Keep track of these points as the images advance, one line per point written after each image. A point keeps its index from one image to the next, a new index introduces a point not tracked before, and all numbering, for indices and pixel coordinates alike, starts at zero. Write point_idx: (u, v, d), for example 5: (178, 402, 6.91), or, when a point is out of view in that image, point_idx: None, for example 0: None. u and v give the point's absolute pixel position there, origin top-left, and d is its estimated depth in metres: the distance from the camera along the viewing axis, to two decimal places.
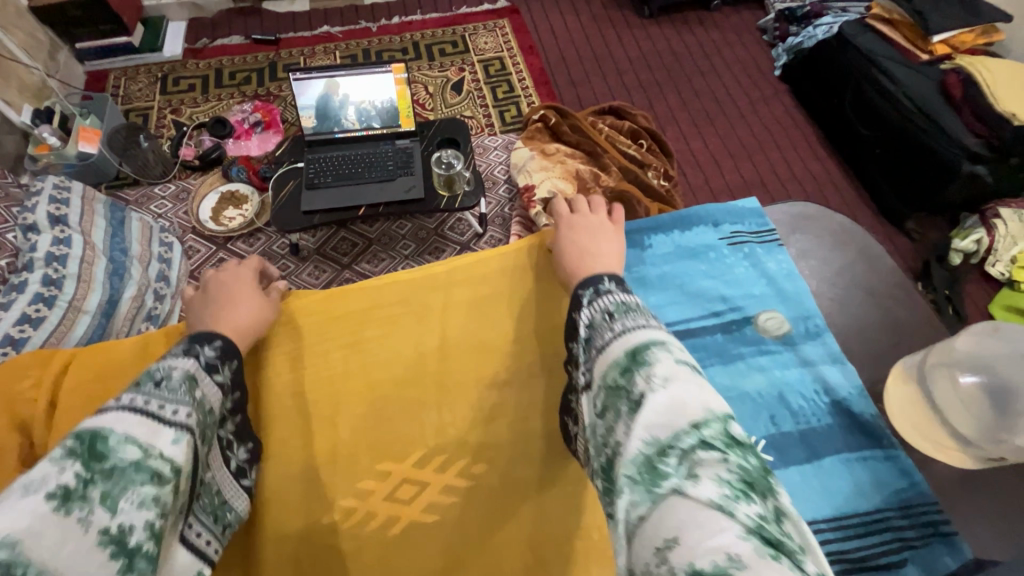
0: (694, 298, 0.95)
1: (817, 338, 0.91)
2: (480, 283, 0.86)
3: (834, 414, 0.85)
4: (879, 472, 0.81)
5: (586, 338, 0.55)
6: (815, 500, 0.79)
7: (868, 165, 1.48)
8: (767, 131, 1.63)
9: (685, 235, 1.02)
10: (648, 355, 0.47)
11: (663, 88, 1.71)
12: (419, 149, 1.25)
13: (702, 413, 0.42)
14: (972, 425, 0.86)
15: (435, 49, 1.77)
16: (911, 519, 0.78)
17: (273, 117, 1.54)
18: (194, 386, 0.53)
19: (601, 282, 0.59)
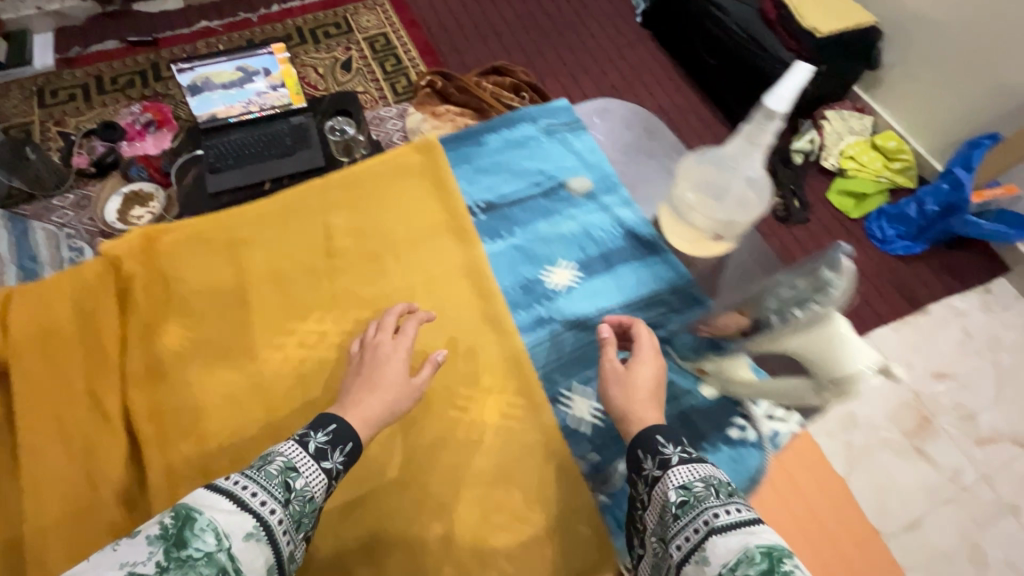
0: (518, 175, 1.09)
1: (614, 190, 1.09)
2: (353, 186, 1.03)
3: (627, 239, 1.04)
4: (660, 272, 1.01)
5: (683, 504, 0.60)
6: (610, 296, 0.99)
7: (719, 91, 1.70)
8: (634, 72, 1.82)
9: (511, 132, 1.15)
10: (784, 562, 0.49)
11: (539, 45, 1.86)
12: (313, 124, 1.32)
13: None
14: (705, 221, 0.92)
15: (319, 32, 1.82)
16: (674, 291, 0.99)
17: (165, 115, 1.56)
18: (290, 476, 0.62)
19: (662, 444, 0.69)
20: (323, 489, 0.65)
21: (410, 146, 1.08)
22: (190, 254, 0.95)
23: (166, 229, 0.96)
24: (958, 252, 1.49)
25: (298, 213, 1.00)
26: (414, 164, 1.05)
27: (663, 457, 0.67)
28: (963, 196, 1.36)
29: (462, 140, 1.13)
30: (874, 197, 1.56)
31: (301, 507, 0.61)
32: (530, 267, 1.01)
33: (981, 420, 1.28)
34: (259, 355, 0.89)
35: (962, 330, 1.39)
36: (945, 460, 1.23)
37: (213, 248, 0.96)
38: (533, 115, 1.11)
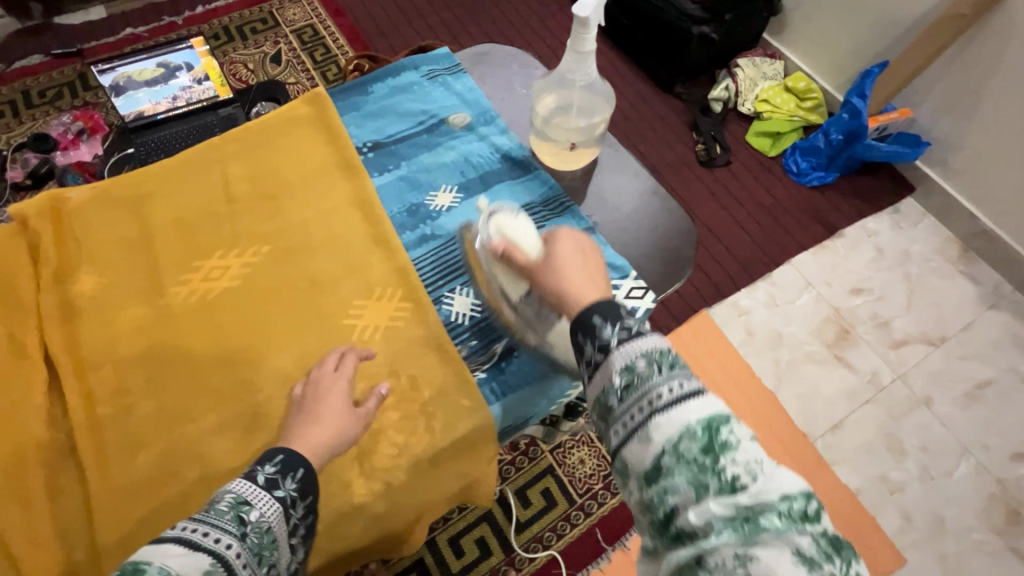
0: (399, 117, 0.96)
1: (491, 120, 0.97)
2: (253, 136, 0.90)
3: (507, 162, 0.93)
4: (533, 188, 0.91)
5: (628, 387, 0.50)
6: (485, 214, 0.88)
7: (636, 50, 1.76)
8: (557, 41, 1.89)
9: (396, 79, 1.01)
10: (724, 430, 0.45)
11: (465, 22, 1.91)
12: (242, 113, 1.36)
13: (785, 489, 0.42)
14: (563, 134, 0.90)
15: (246, 28, 1.84)
16: (551, 208, 0.89)
17: (96, 122, 1.58)
18: (243, 511, 0.52)
19: (620, 315, 0.55)
20: (281, 519, 0.55)
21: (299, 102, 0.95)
22: (90, 213, 0.82)
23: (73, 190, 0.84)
24: (868, 177, 1.59)
25: (186, 173, 0.86)
26: (302, 116, 0.92)
27: (599, 340, 0.54)
28: (861, 123, 1.46)
29: (346, 92, 0.99)
30: (789, 134, 1.65)
31: (260, 540, 0.52)
32: (411, 199, 0.90)
33: (895, 327, 1.39)
34: (168, 291, 0.78)
35: (875, 248, 1.50)
36: (865, 366, 1.33)
37: (117, 208, 0.83)
38: (413, 56, 0.98)
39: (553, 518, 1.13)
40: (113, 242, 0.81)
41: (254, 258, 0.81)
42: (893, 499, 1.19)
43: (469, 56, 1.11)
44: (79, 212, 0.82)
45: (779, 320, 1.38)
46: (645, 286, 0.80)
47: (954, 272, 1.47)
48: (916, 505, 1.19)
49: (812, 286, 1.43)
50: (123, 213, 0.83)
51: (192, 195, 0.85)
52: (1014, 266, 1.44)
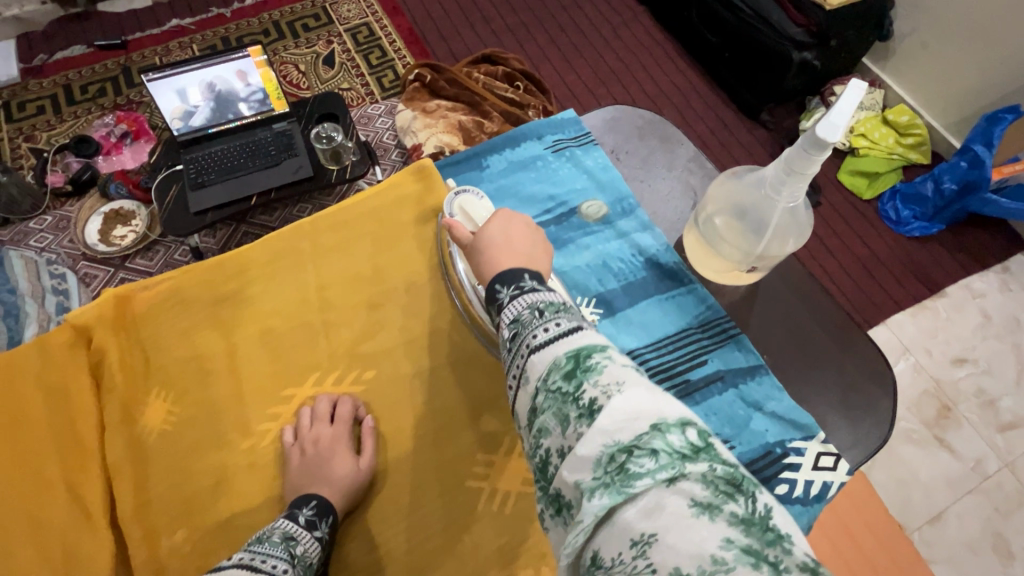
0: (524, 201, 0.91)
1: (631, 214, 0.91)
2: (352, 234, 0.87)
3: (653, 269, 0.86)
4: (686, 304, 0.84)
5: (513, 337, 0.50)
6: (634, 334, 0.81)
7: (722, 69, 1.63)
8: (632, 53, 1.73)
9: (515, 151, 0.96)
10: (592, 358, 0.44)
11: (530, 28, 1.76)
12: (298, 130, 1.25)
13: (663, 419, 0.40)
14: (737, 254, 0.76)
15: (298, 25, 1.72)
16: (708, 331, 0.82)
17: (140, 125, 1.48)
18: (291, 544, 0.62)
19: (521, 279, 0.55)
20: (318, 552, 0.65)
21: (404, 175, 0.91)
22: (171, 318, 0.80)
23: (139, 285, 0.80)
24: (975, 230, 1.43)
25: (273, 278, 0.84)
26: (411, 195, 0.89)
27: (497, 305, 0.55)
28: (982, 173, 1.31)
29: (459, 164, 0.95)
30: (887, 175, 1.48)
31: (304, 571, 0.61)
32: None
33: (1002, 406, 1.25)
34: (256, 429, 0.77)
35: (981, 313, 1.35)
36: (968, 450, 1.20)
37: (196, 313, 0.81)
38: (540, 130, 0.94)
39: None
40: (189, 363, 0.78)
41: (355, 387, 0.80)
42: None
43: (597, 122, 1.05)
44: (158, 318, 0.79)
45: None
46: (833, 453, 0.74)
47: None
48: None
49: (910, 353, 1.29)
50: (208, 319, 0.80)
51: (280, 309, 0.83)
52: None
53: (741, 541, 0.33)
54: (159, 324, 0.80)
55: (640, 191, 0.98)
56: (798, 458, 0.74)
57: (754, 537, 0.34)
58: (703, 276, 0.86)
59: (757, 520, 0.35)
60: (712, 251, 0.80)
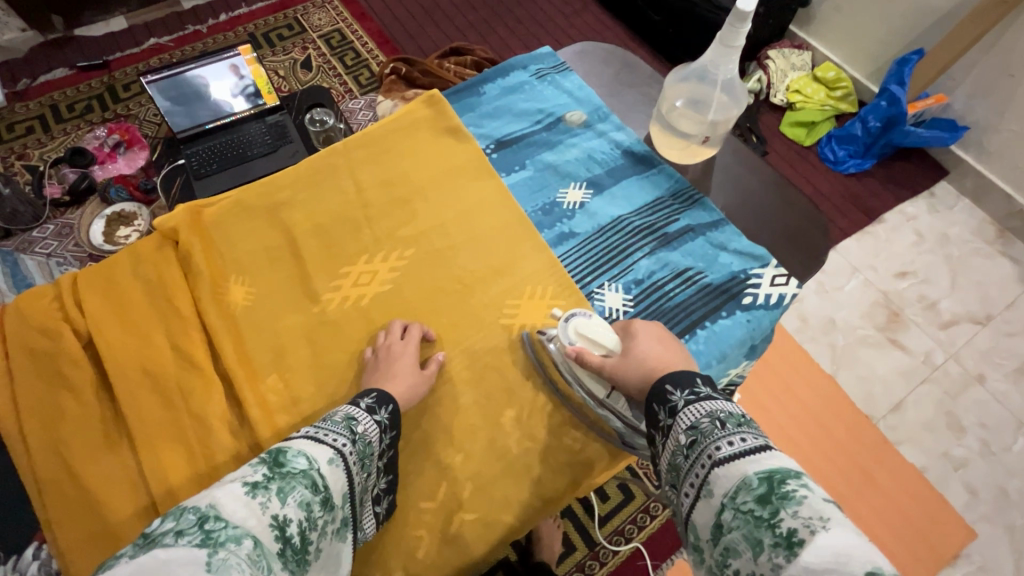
0: (519, 116, 1.04)
1: (607, 118, 1.04)
2: (380, 146, 0.97)
3: (629, 157, 0.99)
4: (660, 181, 0.97)
5: (693, 444, 0.56)
6: (618, 206, 0.95)
7: (668, 44, 1.80)
8: (586, 38, 1.89)
9: (505, 80, 1.09)
10: (786, 484, 0.49)
11: (492, 23, 1.91)
12: (290, 120, 1.35)
13: (874, 571, 0.42)
14: (694, 129, 0.92)
15: (273, 35, 1.82)
16: (679, 199, 0.95)
17: (132, 134, 1.55)
18: (351, 423, 0.66)
19: (694, 384, 0.63)
20: (379, 436, 0.69)
21: (416, 104, 1.03)
22: (234, 225, 0.89)
23: (209, 202, 0.90)
24: (902, 163, 1.62)
25: (313, 185, 0.93)
26: (424, 118, 1.00)
27: (670, 405, 0.62)
28: (900, 109, 1.50)
29: (460, 93, 1.08)
30: (823, 123, 1.67)
31: (364, 448, 0.65)
32: (543, 196, 0.96)
33: (942, 308, 1.42)
34: (322, 297, 0.85)
35: (915, 232, 1.53)
36: (917, 346, 1.36)
37: (251, 217, 0.90)
38: (525, 59, 1.07)
39: (632, 511, 1.12)
40: (248, 254, 0.88)
41: (401, 261, 0.89)
42: (957, 475, 1.22)
43: (570, 54, 1.19)
44: (221, 224, 0.89)
45: (831, 306, 1.41)
46: (785, 273, 0.87)
47: (991, 251, 1.51)
48: (981, 480, 1.22)
49: (859, 271, 1.46)
50: (260, 220, 0.90)
51: (320, 209, 0.92)
52: None
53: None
54: (225, 231, 0.89)
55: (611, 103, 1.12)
56: (758, 280, 0.87)
57: None
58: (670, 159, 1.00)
59: None
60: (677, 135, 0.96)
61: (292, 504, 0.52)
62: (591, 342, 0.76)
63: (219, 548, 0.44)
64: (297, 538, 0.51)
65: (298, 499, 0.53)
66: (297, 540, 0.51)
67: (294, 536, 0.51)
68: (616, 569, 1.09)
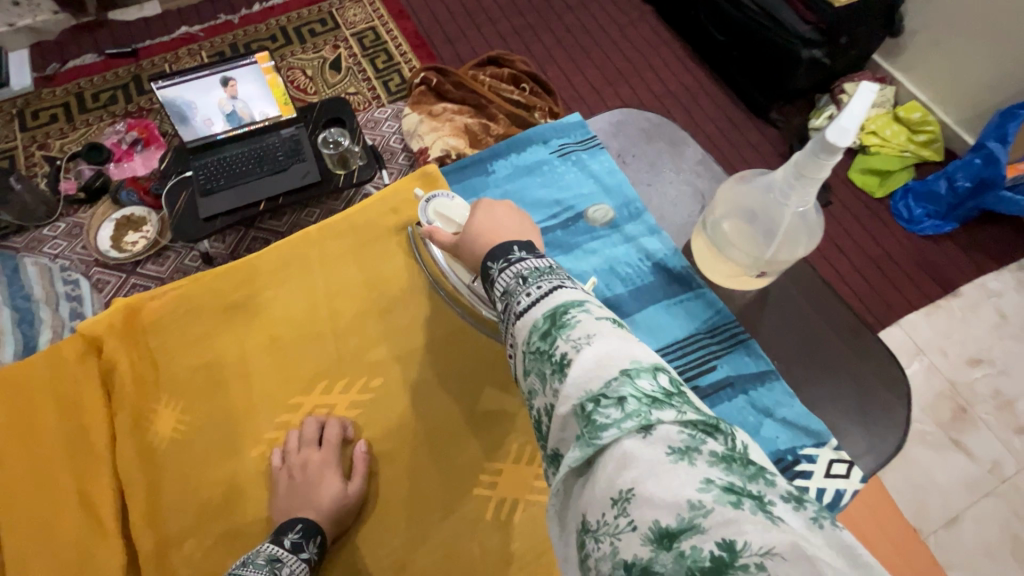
0: (532, 206, 0.92)
1: (637, 218, 0.91)
2: (355, 240, 0.90)
3: (660, 273, 0.87)
4: (694, 309, 0.84)
5: (502, 308, 0.51)
6: (640, 342, 0.81)
7: (730, 67, 1.62)
8: (638, 53, 1.72)
9: (520, 156, 0.97)
10: (567, 313, 0.45)
11: (536, 30, 1.76)
12: (305, 135, 1.25)
13: (636, 369, 0.40)
14: (743, 257, 0.76)
15: (304, 30, 1.73)
16: (716, 336, 0.82)
17: (151, 132, 1.48)
18: (275, 566, 0.62)
19: (509, 252, 0.54)
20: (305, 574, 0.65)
21: (409, 181, 0.94)
22: (183, 326, 0.83)
23: (154, 294, 0.85)
24: (990, 229, 1.40)
25: (281, 286, 0.87)
26: (416, 201, 0.92)
27: (488, 279, 0.55)
28: (998, 170, 1.28)
29: (466, 170, 0.96)
30: (898, 173, 1.46)
31: None
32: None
33: (1020, 408, 1.22)
34: (265, 437, 0.79)
35: (998, 313, 1.32)
36: (984, 452, 1.18)
37: (203, 317, 0.84)
38: (545, 135, 0.95)
39: None
40: (201, 364, 0.81)
41: (366, 394, 0.82)
42: None
43: (603, 126, 1.06)
44: (165, 323, 0.83)
45: None
46: (846, 460, 0.74)
47: None
48: None
49: (924, 354, 1.27)
50: (217, 322, 0.84)
51: (288, 316, 0.85)
52: None
53: (722, 479, 0.34)
54: (166, 328, 0.83)
55: (644, 192, 0.98)
56: (810, 466, 0.74)
57: (734, 475, 0.34)
58: (708, 278, 0.86)
59: (734, 457, 0.36)
60: (719, 255, 0.80)
61: None
62: (447, 221, 0.81)
63: None
64: None
65: None
66: None
67: None
68: None
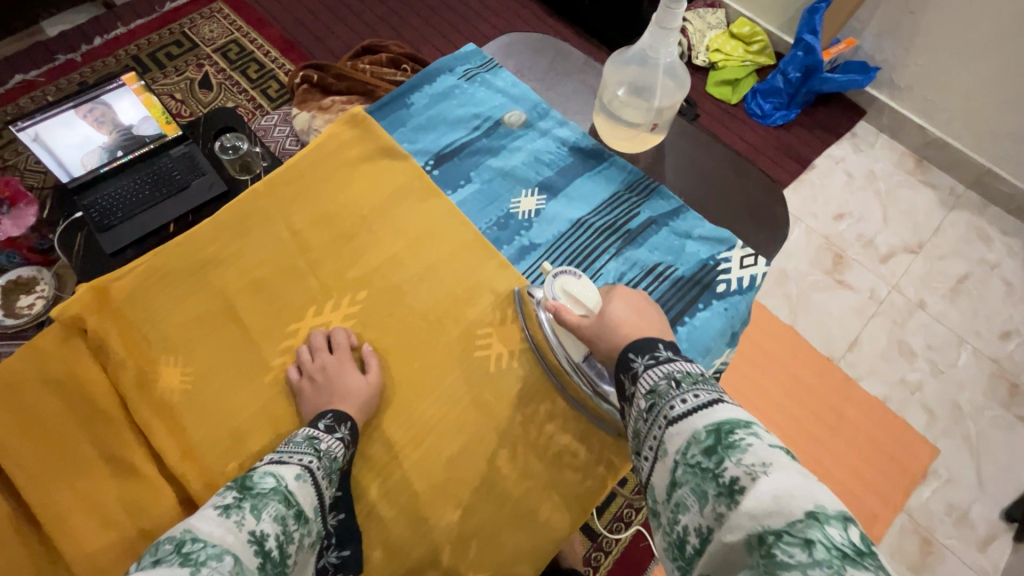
0: (454, 124, 1.00)
1: (547, 115, 1.02)
2: (304, 186, 0.92)
3: (577, 153, 0.98)
4: (612, 174, 0.97)
5: (651, 407, 0.57)
6: (574, 209, 0.93)
7: (587, 16, 1.77)
8: (503, 19, 1.83)
9: (433, 86, 1.04)
10: (734, 433, 0.49)
11: (402, 14, 1.80)
12: (198, 150, 1.21)
13: (823, 509, 0.41)
14: (640, 114, 0.91)
15: (160, 55, 1.65)
16: (636, 189, 0.95)
17: (15, 189, 1.26)
18: (314, 442, 0.66)
19: (655, 349, 0.63)
20: (344, 450, 0.69)
21: (339, 126, 0.97)
22: (154, 295, 0.83)
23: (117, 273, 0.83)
24: (824, 108, 1.68)
25: (236, 242, 0.87)
26: (351, 141, 0.95)
27: (631, 372, 0.63)
28: (816, 58, 1.55)
29: (387, 106, 1.02)
30: (746, 79, 1.69)
31: (330, 463, 0.65)
32: (488, 213, 0.93)
33: (879, 242, 1.49)
34: (273, 364, 0.81)
35: (845, 173, 1.59)
36: (862, 283, 1.43)
37: (175, 282, 0.84)
38: (450, 61, 1.02)
39: (625, 497, 1.12)
40: (180, 324, 0.82)
41: (354, 306, 0.85)
42: (915, 398, 1.30)
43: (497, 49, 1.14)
44: (136, 297, 0.82)
45: (780, 258, 1.45)
46: (752, 253, 0.90)
47: (913, 182, 1.59)
48: (935, 398, 1.31)
49: (800, 219, 1.51)
50: (184, 285, 0.84)
51: (252, 264, 0.87)
52: (963, 167, 1.57)
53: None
54: (143, 301, 0.82)
55: (547, 96, 1.08)
56: (728, 265, 0.89)
57: None
58: (615, 147, 1.00)
59: None
60: (620, 124, 0.94)
61: (267, 520, 0.52)
62: (570, 300, 0.78)
63: (202, 566, 0.44)
64: (276, 549, 0.51)
65: (271, 513, 0.53)
66: (277, 551, 0.51)
67: (275, 549, 0.51)
68: (620, 557, 1.08)
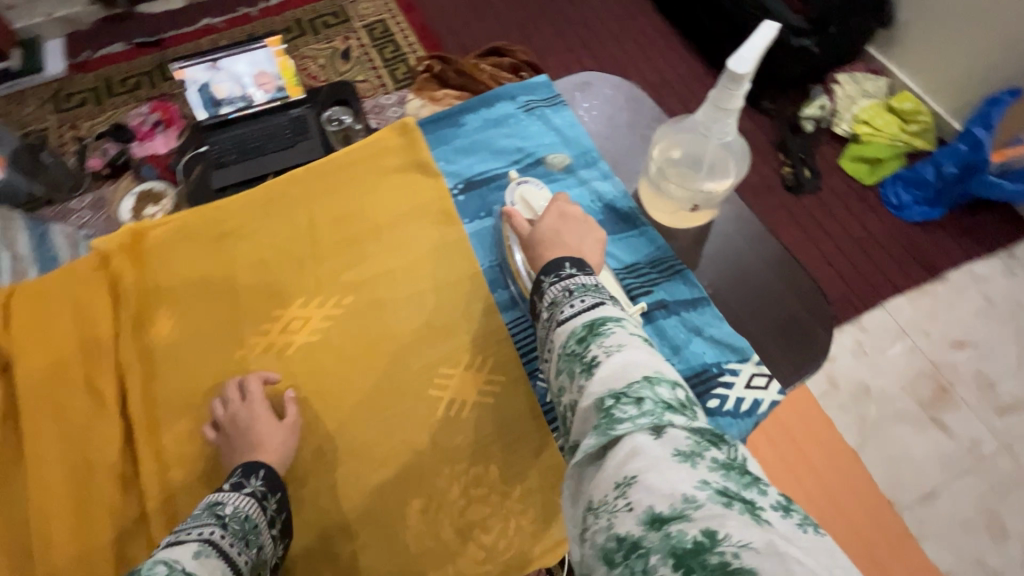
0: (495, 154, 1.01)
1: (592, 165, 0.99)
2: (339, 182, 0.96)
3: (610, 214, 0.93)
4: (636, 244, 0.91)
5: (549, 314, 0.60)
6: None
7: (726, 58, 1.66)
8: (638, 46, 1.77)
9: (490, 110, 1.05)
10: (605, 325, 0.53)
11: (539, 23, 1.82)
12: (312, 115, 1.33)
13: (657, 377, 0.47)
14: (685, 192, 0.86)
15: (318, 22, 1.82)
16: (659, 268, 0.89)
17: (172, 115, 1.61)
18: (216, 508, 0.65)
19: (561, 268, 0.63)
20: (257, 509, 0.68)
21: (387, 131, 1.00)
22: (174, 247, 0.91)
23: (154, 221, 0.92)
24: (981, 215, 1.42)
25: (260, 218, 0.94)
26: (396, 147, 0.98)
27: (540, 289, 0.63)
28: (982, 155, 1.31)
29: (438, 123, 1.04)
30: (890, 161, 1.48)
31: (241, 526, 0.64)
32: (496, 250, 0.94)
33: (1002, 389, 1.24)
34: (248, 341, 0.86)
35: (982, 297, 1.34)
36: (964, 431, 1.20)
37: (198, 239, 0.92)
38: (512, 90, 1.02)
39: None
40: (190, 279, 0.89)
41: (336, 310, 0.88)
42: None
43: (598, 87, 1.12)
44: (161, 245, 0.91)
45: (867, 371, 1.25)
46: (766, 373, 0.81)
47: None
48: None
49: (907, 335, 1.29)
50: (206, 244, 0.92)
51: (267, 242, 0.92)
52: None
53: (718, 483, 0.38)
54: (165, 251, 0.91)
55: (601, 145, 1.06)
56: (733, 378, 0.80)
57: (728, 481, 0.38)
58: (658, 221, 0.95)
59: (734, 467, 0.40)
60: (665, 198, 0.90)
61: None
62: (524, 205, 0.91)
63: None
64: None
65: None
66: None
67: None
68: None
